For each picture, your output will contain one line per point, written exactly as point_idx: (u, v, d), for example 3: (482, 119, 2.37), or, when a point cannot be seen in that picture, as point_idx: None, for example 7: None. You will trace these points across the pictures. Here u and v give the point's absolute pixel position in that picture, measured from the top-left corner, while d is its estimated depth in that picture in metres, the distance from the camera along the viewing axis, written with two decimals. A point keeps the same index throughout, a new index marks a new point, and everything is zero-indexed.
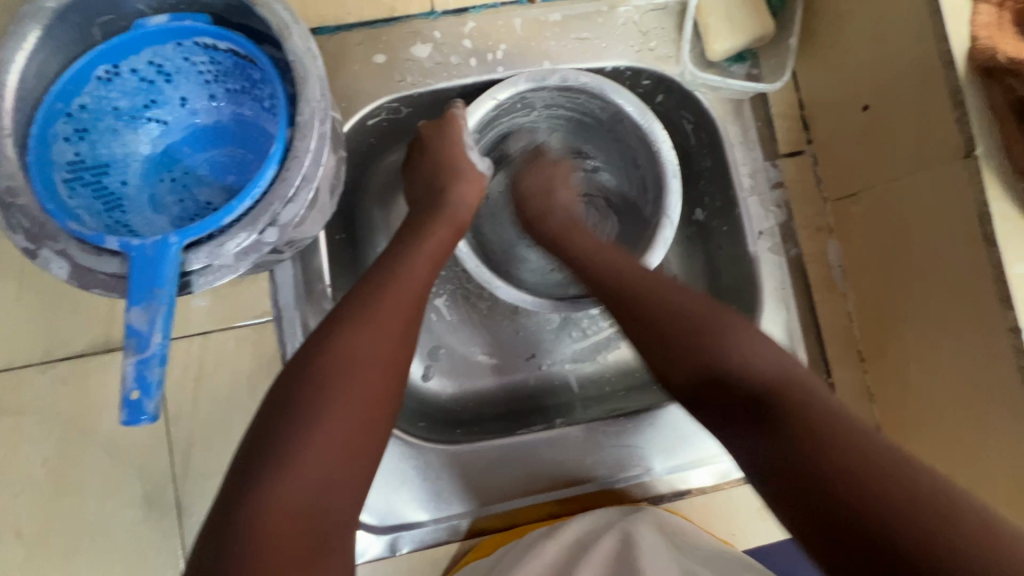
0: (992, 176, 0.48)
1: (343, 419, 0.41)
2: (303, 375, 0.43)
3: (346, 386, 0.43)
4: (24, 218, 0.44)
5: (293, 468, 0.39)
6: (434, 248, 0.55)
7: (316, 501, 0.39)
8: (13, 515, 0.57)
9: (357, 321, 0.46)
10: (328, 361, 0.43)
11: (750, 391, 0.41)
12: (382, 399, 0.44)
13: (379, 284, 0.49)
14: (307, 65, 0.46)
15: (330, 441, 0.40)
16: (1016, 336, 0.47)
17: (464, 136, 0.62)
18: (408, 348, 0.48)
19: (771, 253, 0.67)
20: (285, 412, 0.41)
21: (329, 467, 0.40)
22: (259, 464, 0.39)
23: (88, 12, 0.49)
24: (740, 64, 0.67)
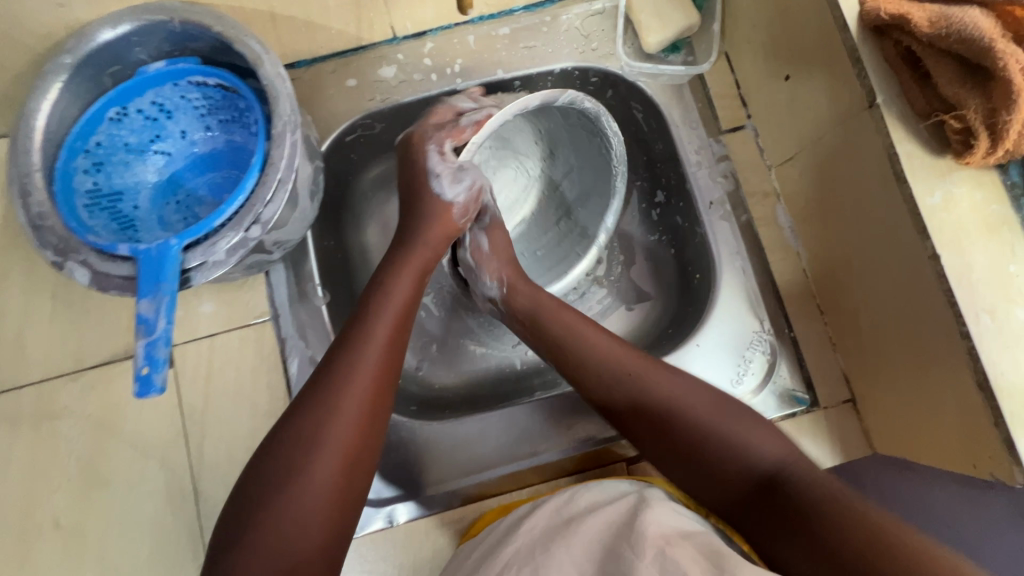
0: (894, 119, 0.52)
1: (310, 486, 0.47)
2: (268, 456, 0.49)
3: (313, 456, 0.48)
4: (51, 236, 0.53)
5: (271, 529, 0.46)
6: (397, 304, 0.58)
7: (291, 559, 0.46)
8: (53, 508, 0.64)
9: (326, 388, 0.51)
10: (286, 442, 0.49)
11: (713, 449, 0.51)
12: (349, 463, 0.49)
13: (345, 345, 0.54)
14: (277, 87, 0.54)
15: (290, 514, 0.46)
16: (936, 262, 0.50)
17: (432, 155, 0.64)
18: (368, 420, 0.51)
19: (723, 221, 0.71)
20: (256, 491, 0.48)
21: (302, 532, 0.46)
22: (242, 526, 0.46)
23: (99, 65, 0.58)
24: (675, 53, 0.73)
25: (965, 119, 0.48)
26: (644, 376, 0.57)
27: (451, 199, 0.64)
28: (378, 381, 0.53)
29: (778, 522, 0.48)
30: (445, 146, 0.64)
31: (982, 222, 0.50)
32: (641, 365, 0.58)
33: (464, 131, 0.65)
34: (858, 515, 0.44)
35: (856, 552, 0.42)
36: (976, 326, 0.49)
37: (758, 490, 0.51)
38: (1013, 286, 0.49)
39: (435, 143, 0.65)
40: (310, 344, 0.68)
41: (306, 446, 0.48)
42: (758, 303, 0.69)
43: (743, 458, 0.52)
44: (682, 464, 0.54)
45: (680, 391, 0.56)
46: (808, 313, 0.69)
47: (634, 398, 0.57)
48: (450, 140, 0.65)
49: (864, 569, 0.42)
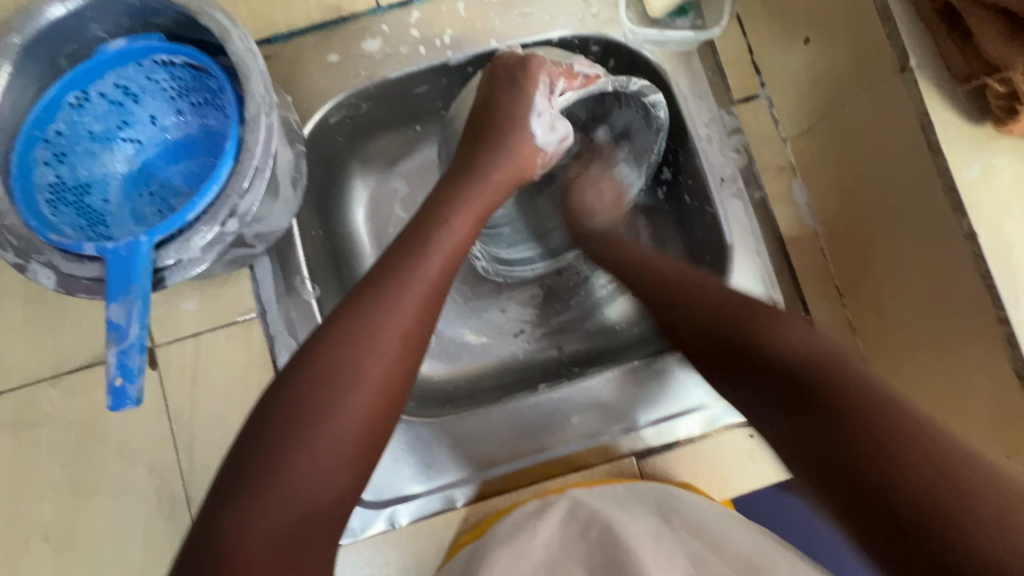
0: (929, 85, 0.48)
1: (338, 430, 0.44)
2: (296, 379, 0.45)
3: (342, 401, 0.45)
4: (11, 237, 0.48)
5: (289, 469, 0.43)
6: (445, 243, 0.54)
7: (309, 503, 0.43)
8: (39, 518, 0.61)
9: (356, 332, 0.47)
10: (318, 371, 0.46)
11: (796, 368, 0.45)
12: (379, 414, 0.47)
13: (383, 287, 0.50)
14: (249, 64, 0.49)
15: (321, 447, 0.44)
16: (973, 242, 0.46)
17: (539, 93, 0.60)
18: (410, 360, 0.49)
19: (736, 198, 0.67)
20: (276, 420, 0.44)
21: (331, 471, 0.44)
22: (251, 464, 0.43)
23: (53, 44, 0.53)
24: (681, 17, 0.67)
25: (1010, 82, 0.43)
26: (760, 329, 0.50)
27: (541, 143, 0.63)
28: (413, 333, 0.50)
29: (811, 411, 0.43)
30: (555, 87, 0.60)
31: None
32: (691, 300, 0.56)
33: (575, 79, 0.60)
34: (901, 409, 0.40)
35: (896, 463, 0.37)
36: (1015, 309, 0.45)
37: (796, 386, 0.45)
38: None
39: (546, 81, 0.59)
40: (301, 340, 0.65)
41: (340, 380, 0.45)
42: (773, 283, 0.65)
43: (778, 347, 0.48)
44: (728, 390, 0.51)
45: (710, 307, 0.54)
46: (826, 295, 0.65)
47: (710, 332, 0.53)
48: (562, 81, 0.60)
49: (886, 451, 0.38)
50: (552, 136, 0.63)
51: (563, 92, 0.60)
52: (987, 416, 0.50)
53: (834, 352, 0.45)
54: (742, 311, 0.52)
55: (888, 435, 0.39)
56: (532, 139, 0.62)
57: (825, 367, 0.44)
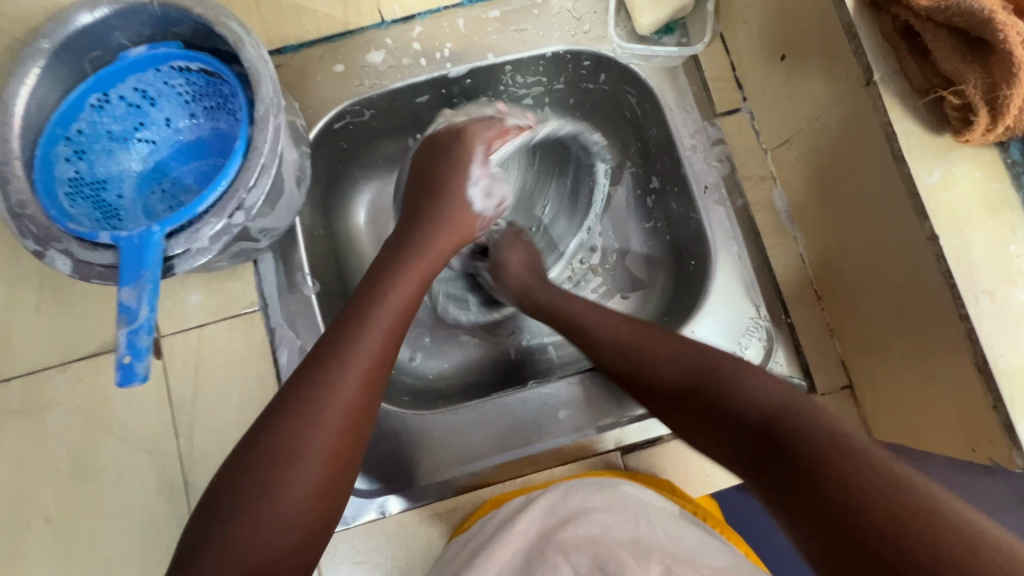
0: (892, 97, 0.51)
1: (297, 478, 0.45)
2: (257, 433, 0.46)
3: (300, 450, 0.45)
4: (32, 225, 0.51)
5: (238, 534, 0.42)
6: (398, 293, 0.56)
7: (270, 552, 0.43)
8: (42, 500, 0.64)
9: (307, 395, 0.47)
10: (277, 421, 0.46)
11: (759, 423, 0.46)
12: (338, 458, 0.47)
13: (338, 337, 0.51)
14: (259, 69, 0.53)
15: (281, 496, 0.44)
16: (934, 244, 0.49)
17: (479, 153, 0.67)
18: (368, 400, 0.50)
19: (719, 206, 0.70)
20: (239, 476, 0.44)
21: (289, 520, 0.44)
22: (203, 531, 0.43)
23: (78, 50, 0.57)
24: (669, 35, 0.72)
25: (964, 95, 0.47)
26: (726, 381, 0.50)
27: (480, 208, 0.68)
28: (363, 390, 0.50)
29: (788, 459, 0.43)
30: (489, 152, 0.67)
31: (981, 202, 0.49)
32: (653, 343, 0.58)
33: (509, 132, 0.67)
34: (864, 451, 0.40)
35: (854, 492, 0.38)
36: (975, 308, 0.48)
37: (769, 425, 0.45)
38: (1012, 267, 0.48)
39: (481, 146, 0.67)
40: (301, 334, 0.68)
41: (300, 427, 0.46)
42: (754, 287, 0.68)
43: (753, 400, 0.48)
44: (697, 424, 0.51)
45: (675, 371, 0.54)
46: (805, 299, 0.68)
47: (692, 363, 0.54)
48: (497, 142, 0.67)
49: (846, 487, 0.39)
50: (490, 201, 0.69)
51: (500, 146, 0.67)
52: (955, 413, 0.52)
53: (794, 404, 0.46)
54: (693, 371, 0.53)
55: (860, 488, 0.38)
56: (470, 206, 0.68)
57: (782, 417, 0.45)
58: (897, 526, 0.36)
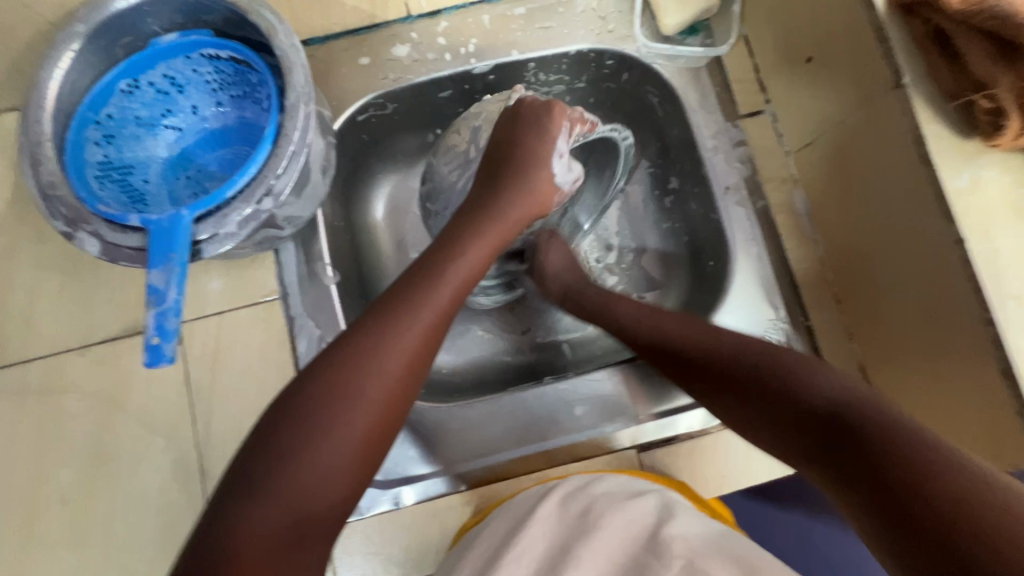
0: (920, 100, 0.51)
1: (337, 442, 0.45)
2: (303, 388, 0.47)
3: (344, 415, 0.46)
4: (62, 206, 0.52)
5: (286, 478, 0.43)
6: (460, 272, 0.56)
7: (305, 508, 0.44)
8: (59, 483, 0.64)
9: (361, 354, 0.48)
10: (325, 381, 0.47)
11: (826, 404, 0.45)
12: (378, 429, 0.47)
13: (394, 309, 0.51)
14: (291, 57, 0.53)
15: (322, 455, 0.44)
16: (961, 247, 0.49)
17: (558, 143, 0.64)
18: (414, 381, 0.50)
19: (740, 207, 0.70)
20: (284, 425, 0.45)
21: (326, 483, 0.45)
22: (252, 473, 0.43)
23: (111, 35, 0.58)
24: (693, 36, 0.72)
25: (996, 98, 0.47)
26: (786, 371, 0.49)
27: (560, 181, 0.66)
28: (411, 365, 0.50)
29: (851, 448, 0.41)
30: (573, 131, 0.65)
31: (1008, 206, 0.49)
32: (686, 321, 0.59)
33: (586, 123, 0.66)
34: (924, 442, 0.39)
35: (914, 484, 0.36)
36: (1001, 312, 0.48)
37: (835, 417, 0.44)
38: None
39: (567, 122, 0.64)
40: (319, 324, 0.67)
41: (347, 392, 0.46)
42: (774, 289, 0.68)
43: (818, 383, 0.47)
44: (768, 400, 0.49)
45: (742, 348, 0.54)
46: (824, 302, 0.68)
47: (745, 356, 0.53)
48: (579, 126, 0.65)
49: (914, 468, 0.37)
50: (569, 171, 0.67)
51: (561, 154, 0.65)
52: (976, 416, 0.52)
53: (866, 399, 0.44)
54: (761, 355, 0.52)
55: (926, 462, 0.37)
56: (553, 177, 0.65)
57: (853, 409, 0.44)
58: (931, 478, 0.36)
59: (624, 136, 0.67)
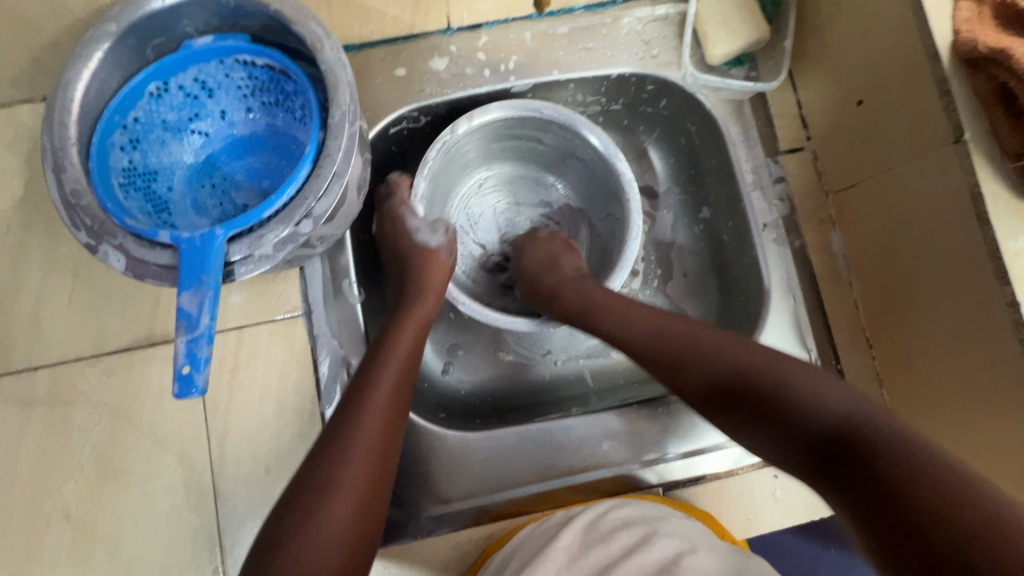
0: (982, 157, 0.50)
1: (334, 509, 0.44)
2: (297, 474, 0.46)
3: (334, 481, 0.45)
4: (86, 217, 0.49)
5: (289, 558, 0.41)
6: (411, 333, 0.58)
7: None
8: (63, 498, 0.61)
9: (343, 421, 0.48)
10: (317, 456, 0.46)
11: (826, 424, 0.41)
12: (371, 488, 0.46)
13: (365, 376, 0.52)
14: (338, 74, 0.51)
15: (319, 530, 0.42)
16: (1015, 310, 0.49)
17: (408, 224, 0.66)
18: (392, 436, 0.50)
19: (776, 245, 0.69)
20: (283, 512, 0.44)
21: (329, 554, 0.42)
22: (263, 557, 0.42)
23: (143, 35, 0.55)
24: (738, 67, 0.70)
25: None
26: (780, 369, 0.46)
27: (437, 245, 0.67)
28: (388, 424, 0.50)
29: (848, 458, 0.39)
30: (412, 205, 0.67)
31: None
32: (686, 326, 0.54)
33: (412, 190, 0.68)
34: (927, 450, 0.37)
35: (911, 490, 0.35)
36: None
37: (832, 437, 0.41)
38: None
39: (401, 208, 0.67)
40: (343, 343, 0.65)
41: (337, 458, 0.46)
42: (807, 330, 0.67)
43: (822, 400, 0.43)
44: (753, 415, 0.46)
45: (721, 347, 0.50)
46: (856, 347, 0.67)
47: (726, 370, 0.49)
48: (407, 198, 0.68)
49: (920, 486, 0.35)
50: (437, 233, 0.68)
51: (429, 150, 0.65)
52: (1015, 476, 0.52)
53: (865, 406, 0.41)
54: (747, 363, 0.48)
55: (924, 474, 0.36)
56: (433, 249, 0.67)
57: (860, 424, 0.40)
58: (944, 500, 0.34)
59: (505, 107, 0.66)
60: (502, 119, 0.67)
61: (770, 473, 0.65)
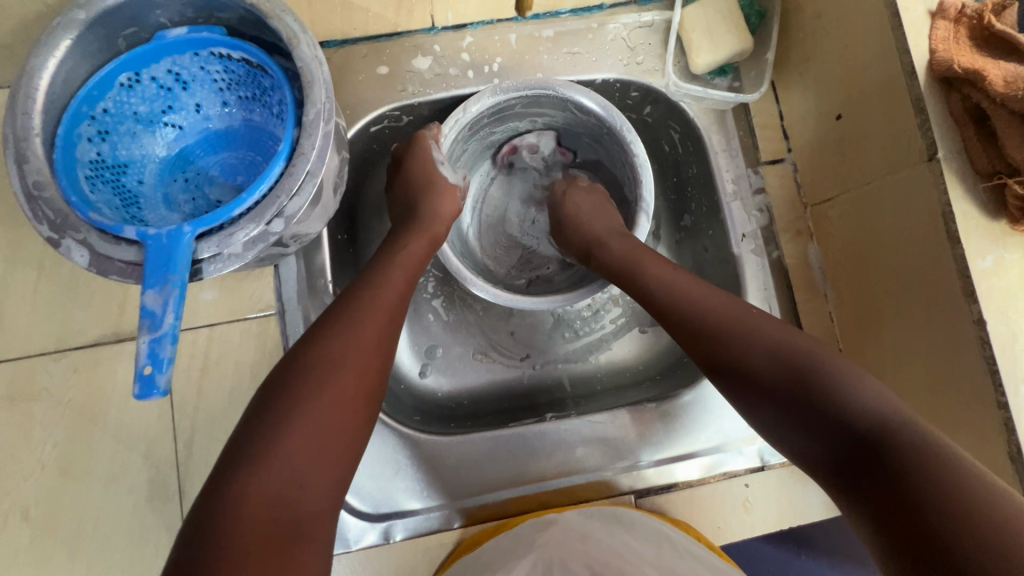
0: (954, 176, 0.51)
1: (323, 408, 0.44)
2: (285, 374, 0.46)
3: (326, 383, 0.45)
4: (48, 210, 0.48)
5: (275, 453, 0.41)
6: (406, 258, 0.58)
7: (293, 480, 0.41)
8: (22, 496, 0.59)
9: (338, 328, 0.49)
10: (307, 361, 0.46)
11: (860, 420, 0.41)
12: (361, 397, 0.47)
13: (361, 289, 0.53)
14: (314, 71, 0.50)
15: (306, 431, 0.43)
16: (981, 328, 0.49)
17: (432, 152, 0.65)
18: (383, 354, 0.51)
19: (754, 256, 0.69)
20: (269, 408, 0.44)
21: (317, 453, 0.43)
22: (245, 447, 0.42)
23: (114, 24, 0.53)
24: (722, 77, 0.71)
25: None
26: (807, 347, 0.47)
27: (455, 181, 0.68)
28: (381, 341, 0.51)
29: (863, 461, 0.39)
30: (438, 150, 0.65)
31: None
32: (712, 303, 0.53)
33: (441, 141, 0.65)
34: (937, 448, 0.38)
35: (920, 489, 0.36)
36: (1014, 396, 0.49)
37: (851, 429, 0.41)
38: None
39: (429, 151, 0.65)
40: None
41: (329, 365, 0.46)
42: None
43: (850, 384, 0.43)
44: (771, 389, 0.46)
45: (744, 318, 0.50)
46: None
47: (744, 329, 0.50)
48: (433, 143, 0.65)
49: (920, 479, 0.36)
50: (457, 173, 0.68)
51: (442, 126, 0.65)
52: None
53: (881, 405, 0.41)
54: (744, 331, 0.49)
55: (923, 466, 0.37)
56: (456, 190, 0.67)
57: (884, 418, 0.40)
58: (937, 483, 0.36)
59: (500, 92, 0.64)
60: (501, 102, 0.66)
61: (742, 482, 0.65)
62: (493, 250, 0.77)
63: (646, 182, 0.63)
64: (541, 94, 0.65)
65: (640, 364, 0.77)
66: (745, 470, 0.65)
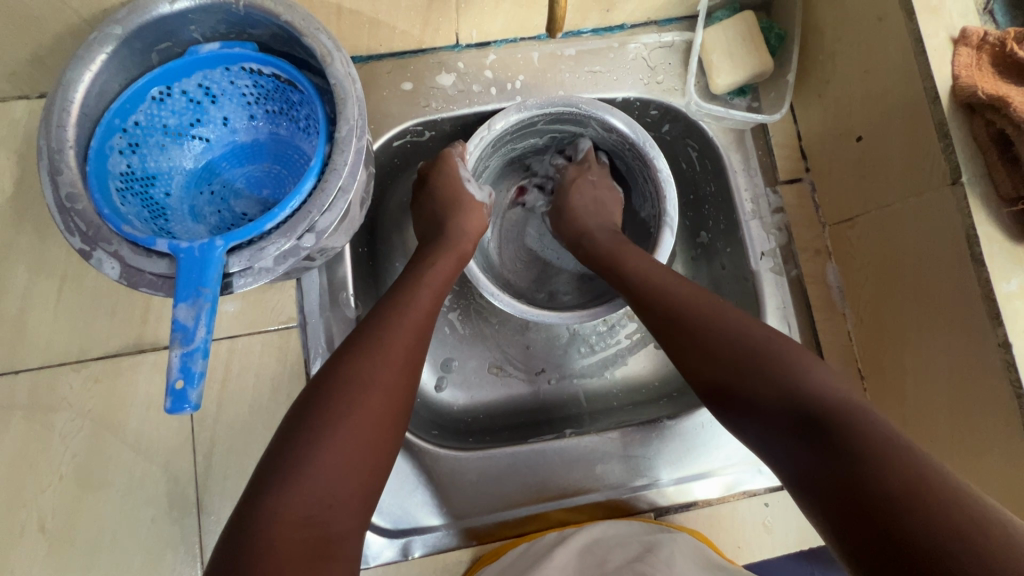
0: (978, 200, 0.51)
1: (354, 429, 0.44)
2: (317, 393, 0.46)
3: (357, 402, 0.45)
4: (81, 222, 0.48)
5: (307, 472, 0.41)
6: (434, 276, 0.59)
7: (323, 499, 0.41)
8: (39, 508, 0.59)
9: (368, 347, 0.49)
10: (338, 380, 0.46)
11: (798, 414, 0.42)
12: (389, 416, 0.47)
13: (391, 309, 0.53)
14: (347, 88, 0.50)
15: (337, 450, 0.43)
16: (1005, 350, 0.50)
17: (460, 171, 0.66)
18: (411, 373, 0.50)
19: (774, 274, 0.69)
20: (301, 427, 0.44)
21: (348, 472, 0.43)
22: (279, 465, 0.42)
23: (148, 39, 0.54)
24: (741, 97, 0.72)
25: None
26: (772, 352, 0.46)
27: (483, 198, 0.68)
28: (410, 360, 0.50)
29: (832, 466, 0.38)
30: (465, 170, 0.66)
31: None
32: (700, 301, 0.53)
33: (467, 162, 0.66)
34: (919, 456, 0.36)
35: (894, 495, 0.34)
36: None
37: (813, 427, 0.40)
38: None
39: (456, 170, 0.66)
40: None
41: (359, 384, 0.46)
42: None
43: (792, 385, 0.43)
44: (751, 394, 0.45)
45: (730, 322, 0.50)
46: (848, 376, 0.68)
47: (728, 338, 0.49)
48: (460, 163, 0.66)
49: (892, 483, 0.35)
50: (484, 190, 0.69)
51: (467, 144, 0.66)
52: None
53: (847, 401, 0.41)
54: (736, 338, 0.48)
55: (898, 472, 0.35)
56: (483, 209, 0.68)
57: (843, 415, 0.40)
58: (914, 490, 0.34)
59: (524, 110, 0.65)
60: (524, 119, 0.67)
61: (761, 501, 0.65)
62: (514, 262, 0.78)
63: (669, 199, 0.64)
64: (565, 111, 0.66)
65: (656, 380, 0.77)
66: (765, 490, 0.65)
